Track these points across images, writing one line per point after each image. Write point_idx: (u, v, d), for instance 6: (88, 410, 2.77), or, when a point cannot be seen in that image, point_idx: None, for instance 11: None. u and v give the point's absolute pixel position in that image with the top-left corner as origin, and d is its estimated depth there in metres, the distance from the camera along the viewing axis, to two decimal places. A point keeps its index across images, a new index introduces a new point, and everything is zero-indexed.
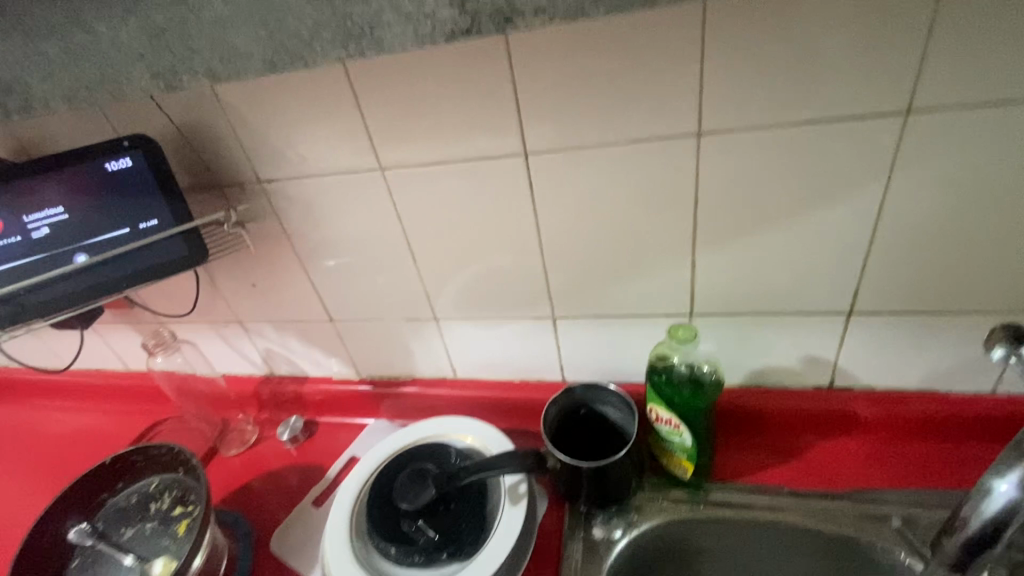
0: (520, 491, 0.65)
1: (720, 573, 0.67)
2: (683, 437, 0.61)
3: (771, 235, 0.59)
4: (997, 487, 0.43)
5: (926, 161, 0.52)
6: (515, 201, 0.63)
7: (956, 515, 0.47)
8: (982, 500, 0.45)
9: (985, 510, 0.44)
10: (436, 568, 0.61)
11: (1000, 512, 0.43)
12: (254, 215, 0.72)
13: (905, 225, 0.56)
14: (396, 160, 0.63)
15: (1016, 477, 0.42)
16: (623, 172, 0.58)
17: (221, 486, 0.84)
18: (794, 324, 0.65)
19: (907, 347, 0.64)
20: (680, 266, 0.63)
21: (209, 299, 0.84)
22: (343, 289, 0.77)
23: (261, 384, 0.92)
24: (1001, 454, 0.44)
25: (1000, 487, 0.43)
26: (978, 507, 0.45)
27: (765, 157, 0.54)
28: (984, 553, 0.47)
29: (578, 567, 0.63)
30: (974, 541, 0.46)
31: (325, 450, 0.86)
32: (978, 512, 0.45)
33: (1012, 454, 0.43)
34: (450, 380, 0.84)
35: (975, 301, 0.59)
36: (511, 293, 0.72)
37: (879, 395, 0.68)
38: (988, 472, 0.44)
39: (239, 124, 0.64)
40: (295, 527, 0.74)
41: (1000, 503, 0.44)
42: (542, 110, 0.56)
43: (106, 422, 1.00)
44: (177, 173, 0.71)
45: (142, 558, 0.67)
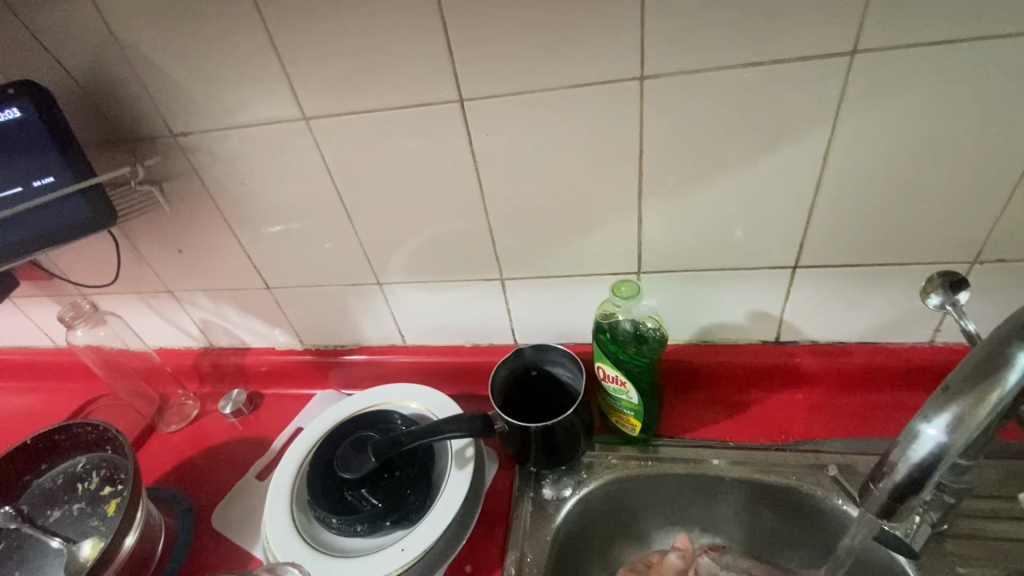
0: (467, 455, 0.64)
1: (667, 525, 0.68)
2: (630, 395, 0.62)
3: (717, 188, 0.57)
4: (925, 431, 0.43)
5: (870, 106, 0.50)
6: (454, 154, 0.59)
7: (884, 462, 0.46)
8: (910, 446, 0.44)
9: (913, 456, 0.44)
10: (381, 535, 0.59)
11: (927, 457, 0.43)
12: (172, 172, 0.66)
13: (849, 174, 0.55)
14: (322, 109, 0.58)
15: (945, 421, 0.42)
16: (565, 120, 0.55)
17: (160, 462, 0.80)
18: (741, 279, 0.64)
19: (850, 299, 0.64)
20: (627, 221, 0.61)
21: (134, 266, 0.78)
22: (279, 255, 0.73)
23: (199, 357, 0.87)
24: (930, 398, 0.43)
25: (928, 432, 0.43)
26: (906, 453, 0.44)
27: (710, 103, 0.52)
28: (909, 500, 0.46)
29: (527, 527, 0.62)
30: (902, 487, 0.45)
31: (270, 421, 0.82)
32: (906, 457, 0.44)
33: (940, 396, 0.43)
34: (399, 347, 0.81)
35: (916, 252, 0.59)
36: (457, 255, 0.69)
37: (823, 348, 0.68)
38: (915, 416, 0.44)
39: (144, 68, 0.58)
40: (239, 501, 0.71)
41: (927, 448, 0.43)
42: (475, 51, 0.52)
43: (33, 402, 0.94)
44: (78, 127, 0.64)
45: (70, 541, 0.64)
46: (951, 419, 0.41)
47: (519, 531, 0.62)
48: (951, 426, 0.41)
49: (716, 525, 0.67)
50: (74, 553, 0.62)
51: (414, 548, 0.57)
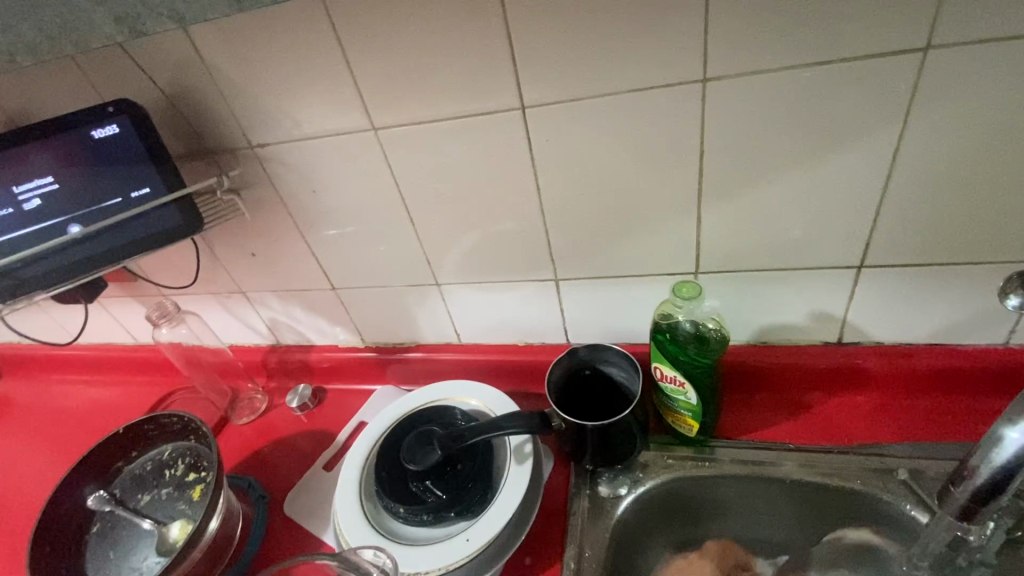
0: (526, 451, 0.65)
1: (722, 526, 0.68)
2: (687, 396, 0.62)
3: (778, 188, 0.57)
4: (1008, 436, 0.41)
5: (945, 102, 0.49)
6: (514, 160, 0.61)
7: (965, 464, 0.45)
8: (992, 449, 0.43)
9: (995, 460, 0.43)
10: (444, 526, 0.62)
11: (1011, 462, 0.42)
12: (248, 181, 0.71)
13: (920, 172, 0.53)
14: (389, 120, 0.61)
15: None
16: (624, 125, 0.56)
17: (234, 452, 0.85)
18: (801, 279, 0.63)
19: (919, 299, 0.62)
20: (683, 223, 0.62)
21: (211, 269, 0.84)
22: (344, 258, 0.76)
23: (267, 353, 0.93)
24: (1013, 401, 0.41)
25: (1011, 436, 0.41)
26: (988, 456, 0.43)
27: (773, 104, 0.52)
28: (994, 501, 0.45)
29: (584, 524, 0.63)
30: (984, 490, 0.44)
31: (333, 416, 0.86)
32: (988, 461, 0.43)
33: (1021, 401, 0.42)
34: (454, 345, 0.84)
35: (992, 250, 0.57)
36: (514, 257, 0.71)
37: (888, 349, 0.67)
38: (999, 420, 0.42)
39: (227, 85, 0.62)
40: (308, 491, 0.76)
41: (1011, 452, 0.42)
42: (538, 60, 0.54)
43: (119, 394, 1.02)
44: (167, 141, 0.69)
45: (160, 522, 0.69)
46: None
47: (577, 527, 0.63)
48: None
49: (774, 528, 0.66)
50: (164, 533, 0.67)
51: (478, 538, 0.59)
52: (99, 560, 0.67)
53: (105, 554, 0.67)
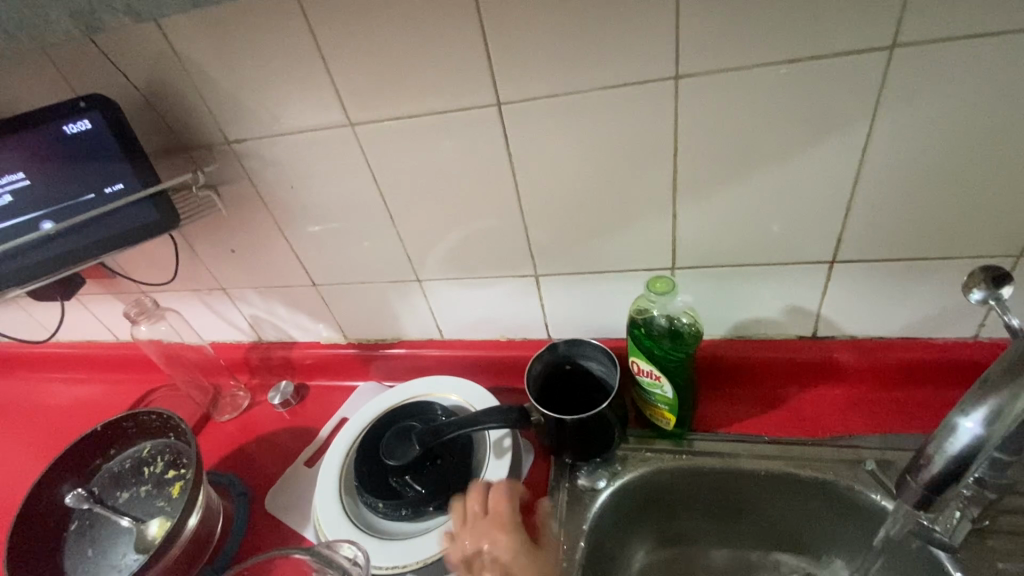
0: (505, 445, 0.67)
1: (698, 517, 0.69)
2: (664, 389, 0.63)
3: (752, 184, 0.58)
4: (963, 425, 0.43)
5: (912, 100, 0.50)
6: (492, 156, 0.61)
7: (921, 453, 0.46)
8: (947, 439, 0.44)
9: (950, 448, 0.44)
10: (424, 520, 0.62)
11: (965, 451, 0.43)
12: (226, 177, 0.70)
13: (889, 168, 0.54)
14: (366, 116, 0.61)
15: (983, 415, 0.41)
16: (599, 121, 0.56)
17: (216, 449, 0.85)
18: (776, 274, 0.64)
19: (890, 293, 0.63)
20: (660, 218, 0.62)
21: (190, 266, 0.83)
22: (324, 255, 0.76)
23: (250, 350, 0.93)
24: (970, 390, 0.43)
25: (965, 425, 0.42)
26: (943, 445, 0.44)
27: (745, 101, 0.52)
28: (948, 490, 0.46)
29: (563, 516, 0.64)
30: (939, 479, 0.45)
31: (316, 412, 0.86)
32: (943, 449, 0.44)
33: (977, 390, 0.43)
34: (437, 341, 0.84)
35: (960, 245, 0.58)
36: (494, 254, 0.71)
37: (861, 343, 0.68)
38: (954, 410, 0.44)
39: (202, 81, 0.62)
40: (290, 486, 0.76)
41: (965, 441, 0.43)
42: (513, 56, 0.54)
43: (100, 392, 1.01)
44: (142, 136, 0.69)
45: (138, 519, 0.69)
46: (988, 413, 0.41)
47: (556, 520, 0.64)
48: (989, 420, 0.41)
49: (748, 518, 0.68)
50: (143, 530, 0.67)
51: (455, 532, 0.60)
52: (77, 558, 0.66)
53: (83, 552, 0.67)
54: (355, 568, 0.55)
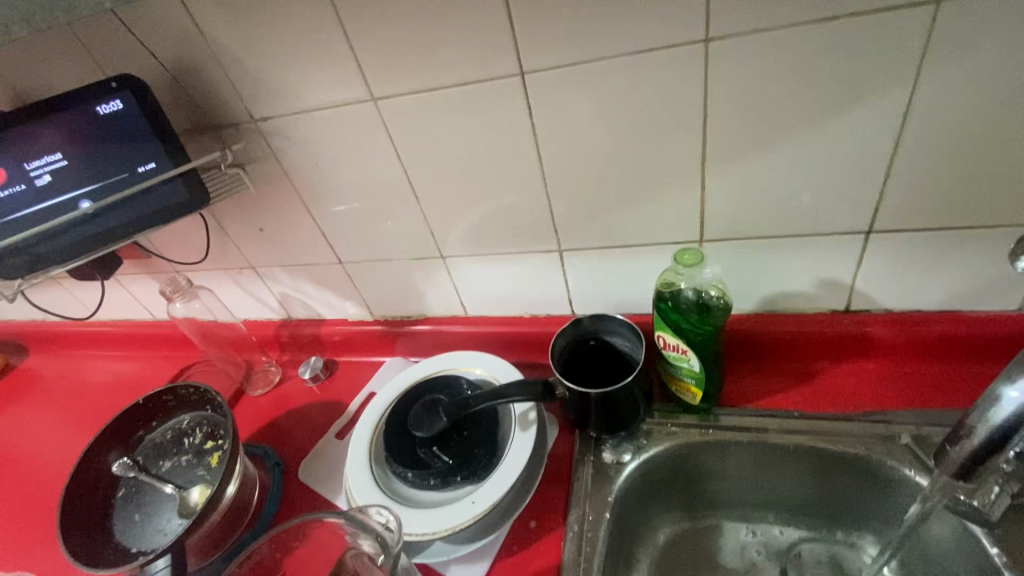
0: (530, 418, 0.67)
1: (723, 491, 0.69)
2: (691, 363, 0.62)
3: (784, 152, 0.56)
4: (1006, 394, 0.41)
5: (959, 57, 0.47)
6: (514, 128, 0.60)
7: (962, 423, 0.44)
8: (989, 409, 0.42)
9: (993, 418, 0.42)
10: (451, 490, 0.63)
11: (1009, 422, 0.41)
12: (252, 155, 0.71)
13: (932, 132, 0.52)
14: (388, 90, 0.61)
15: None
16: (625, 89, 0.55)
17: (250, 422, 0.88)
18: (808, 245, 0.62)
19: (930, 265, 0.61)
20: (687, 190, 0.61)
21: (221, 245, 0.85)
22: (351, 234, 0.77)
23: (280, 327, 0.95)
24: (1014, 358, 0.41)
25: (1009, 395, 0.41)
26: (985, 415, 0.43)
27: (778, 64, 0.50)
28: (992, 460, 0.44)
29: (588, 488, 0.65)
30: (982, 449, 0.43)
31: (344, 387, 0.89)
32: (985, 419, 0.42)
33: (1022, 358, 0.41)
34: (461, 318, 0.85)
35: (1008, 213, 0.55)
36: (518, 229, 0.71)
37: (897, 317, 0.66)
38: (998, 379, 0.42)
39: (226, 59, 0.62)
40: (321, 457, 0.78)
41: (1009, 411, 0.41)
42: (536, 24, 0.52)
43: (139, 368, 1.05)
44: (171, 116, 0.70)
45: (181, 487, 0.72)
46: None
47: (581, 491, 0.65)
48: None
49: (774, 493, 0.67)
50: (185, 497, 0.70)
51: (484, 501, 0.61)
52: (127, 522, 0.70)
53: (132, 516, 0.70)
54: (388, 532, 0.55)
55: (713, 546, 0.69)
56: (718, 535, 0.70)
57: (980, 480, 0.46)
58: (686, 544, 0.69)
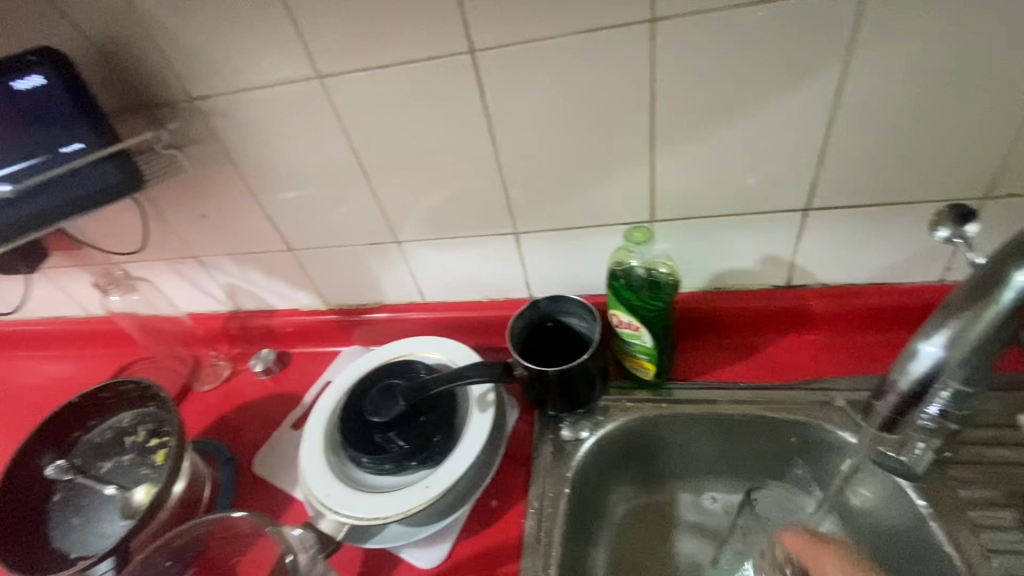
0: (489, 399, 0.67)
1: (675, 462, 0.72)
2: (643, 339, 0.64)
3: (727, 132, 0.58)
4: (924, 349, 0.48)
5: (884, 40, 0.50)
6: (467, 108, 0.60)
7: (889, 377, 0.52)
8: (910, 363, 0.49)
9: (912, 370, 0.49)
10: (406, 474, 0.63)
11: (927, 371, 0.48)
12: (190, 136, 0.68)
13: (862, 111, 0.55)
14: (334, 67, 0.59)
15: None
16: (575, 69, 0.55)
17: (200, 418, 0.85)
18: (752, 224, 0.65)
19: (862, 239, 0.65)
20: (637, 170, 0.62)
21: (160, 234, 0.81)
22: (302, 221, 0.75)
23: (228, 320, 0.91)
24: None
25: (926, 348, 0.48)
26: (906, 368, 0.50)
27: (720, 44, 0.52)
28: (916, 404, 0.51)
29: (547, 465, 0.66)
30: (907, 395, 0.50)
31: (299, 378, 0.86)
32: (907, 371, 0.50)
33: None
34: (418, 304, 0.84)
35: (929, 190, 0.59)
36: (474, 212, 0.70)
37: (833, 290, 0.70)
38: (918, 337, 0.49)
39: (158, 31, 0.59)
40: (276, 450, 0.76)
41: (925, 364, 0.49)
42: (486, 0, 0.52)
43: (74, 367, 0.99)
44: (99, 94, 0.65)
45: (122, 487, 0.68)
46: None
47: (540, 468, 0.66)
48: None
49: (724, 461, 0.71)
50: (128, 498, 0.67)
51: (436, 485, 0.61)
52: (64, 527, 0.66)
53: (69, 520, 0.67)
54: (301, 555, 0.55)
55: (667, 515, 0.72)
56: (673, 505, 0.72)
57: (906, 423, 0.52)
58: (644, 515, 0.72)
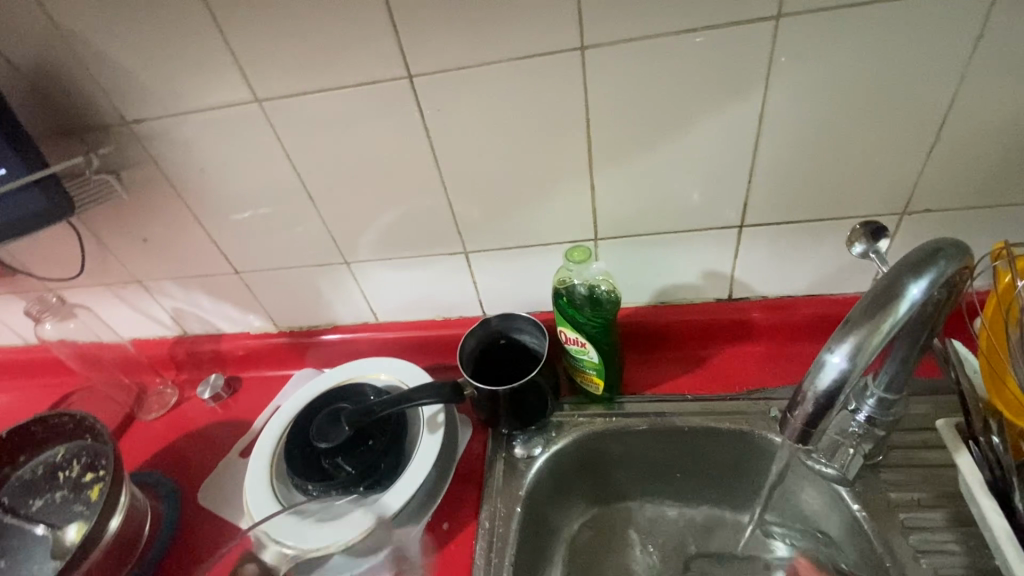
0: (438, 420, 0.67)
1: (627, 476, 0.72)
2: (590, 354, 0.65)
3: (661, 153, 0.60)
4: (830, 360, 0.38)
5: (799, 68, 0.53)
6: (408, 131, 0.60)
7: (797, 390, 0.40)
8: (815, 376, 0.39)
9: (817, 386, 0.39)
10: (355, 500, 0.62)
11: (831, 389, 0.38)
12: (126, 160, 0.66)
13: (785, 133, 0.58)
14: (273, 91, 0.59)
15: (847, 349, 0.38)
16: (512, 93, 0.57)
17: (144, 449, 0.82)
18: (691, 239, 0.67)
19: (795, 253, 0.68)
20: (579, 190, 0.64)
21: (99, 259, 0.78)
22: (249, 243, 0.74)
23: (174, 345, 0.88)
24: (838, 326, 0.39)
25: (831, 360, 0.38)
26: (812, 383, 0.39)
27: (648, 72, 0.54)
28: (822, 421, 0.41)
29: (499, 485, 0.66)
30: (815, 412, 0.40)
31: (249, 404, 0.84)
32: (812, 387, 0.39)
33: (847, 325, 0.38)
34: (371, 324, 0.83)
35: (852, 207, 0.63)
36: (423, 233, 0.70)
37: (772, 302, 0.72)
38: (822, 345, 0.39)
39: (90, 55, 0.58)
40: (223, 479, 0.74)
41: (831, 377, 0.39)
42: (420, 27, 0.53)
43: (9, 401, 0.94)
44: (28, 119, 0.63)
45: (54, 526, 0.65)
46: (853, 346, 0.37)
47: (492, 488, 0.66)
48: (854, 352, 0.37)
49: (675, 473, 0.72)
50: (60, 536, 0.64)
51: (384, 510, 0.60)
52: None
53: None
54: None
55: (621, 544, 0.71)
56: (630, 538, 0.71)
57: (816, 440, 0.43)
58: (602, 544, 0.71)
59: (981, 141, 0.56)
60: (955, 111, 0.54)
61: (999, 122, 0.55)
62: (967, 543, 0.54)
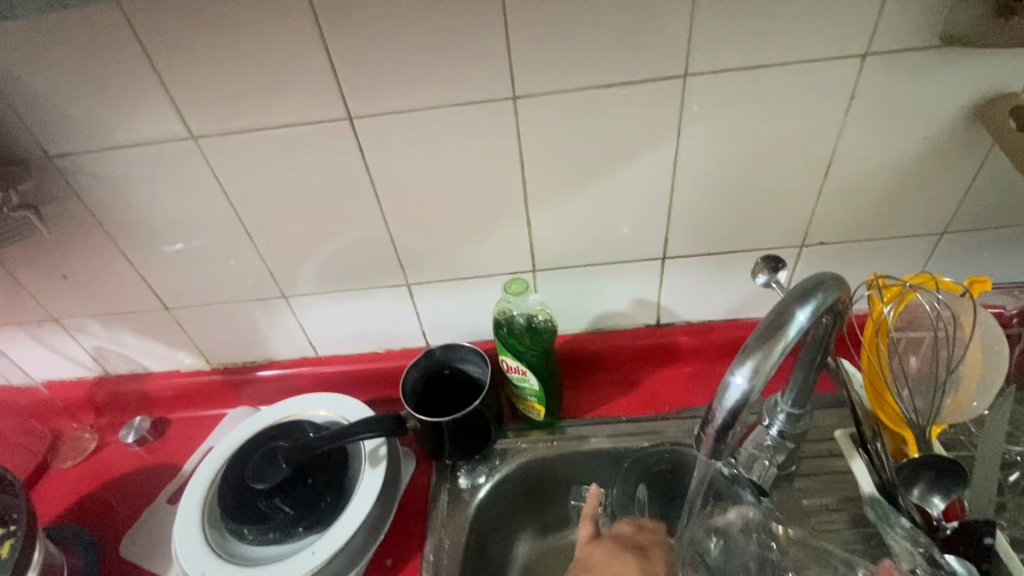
0: (380, 453, 0.66)
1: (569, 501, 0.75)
2: (531, 383, 0.68)
3: (590, 192, 0.65)
4: (734, 381, 0.43)
5: (705, 120, 0.59)
6: (349, 169, 0.62)
7: (708, 409, 0.45)
8: (721, 396, 0.44)
9: (725, 405, 0.43)
10: (293, 542, 0.61)
11: (736, 407, 0.43)
12: (47, 195, 0.63)
13: (697, 176, 0.64)
14: (209, 128, 0.59)
15: (748, 370, 0.42)
16: (448, 136, 0.60)
17: (60, 499, 0.76)
18: (621, 270, 0.72)
19: (712, 282, 0.74)
20: (516, 225, 0.67)
21: (11, 296, 0.73)
22: (181, 277, 0.72)
23: (94, 387, 0.83)
24: (739, 349, 0.44)
25: (735, 381, 0.43)
26: (720, 403, 0.44)
27: (574, 119, 0.59)
28: (732, 437, 0.45)
29: (443, 515, 0.67)
30: (724, 428, 0.44)
31: (177, 448, 0.80)
32: (721, 407, 0.44)
33: (748, 348, 0.43)
34: (312, 358, 0.82)
35: (758, 240, 0.70)
36: (364, 266, 0.71)
37: (695, 327, 0.78)
38: (728, 367, 0.44)
39: (12, 88, 0.56)
40: (148, 530, 0.70)
41: (735, 396, 0.43)
42: (359, 73, 0.56)
43: None
44: None
45: None
46: (751, 368, 0.42)
47: (437, 520, 0.67)
48: (753, 372, 0.42)
49: None
50: None
51: (324, 550, 0.59)
52: None
53: None
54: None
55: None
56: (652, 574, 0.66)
57: (728, 455, 0.47)
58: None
59: (860, 184, 0.65)
60: (836, 159, 0.63)
61: (872, 169, 0.64)
62: (868, 542, 0.61)
